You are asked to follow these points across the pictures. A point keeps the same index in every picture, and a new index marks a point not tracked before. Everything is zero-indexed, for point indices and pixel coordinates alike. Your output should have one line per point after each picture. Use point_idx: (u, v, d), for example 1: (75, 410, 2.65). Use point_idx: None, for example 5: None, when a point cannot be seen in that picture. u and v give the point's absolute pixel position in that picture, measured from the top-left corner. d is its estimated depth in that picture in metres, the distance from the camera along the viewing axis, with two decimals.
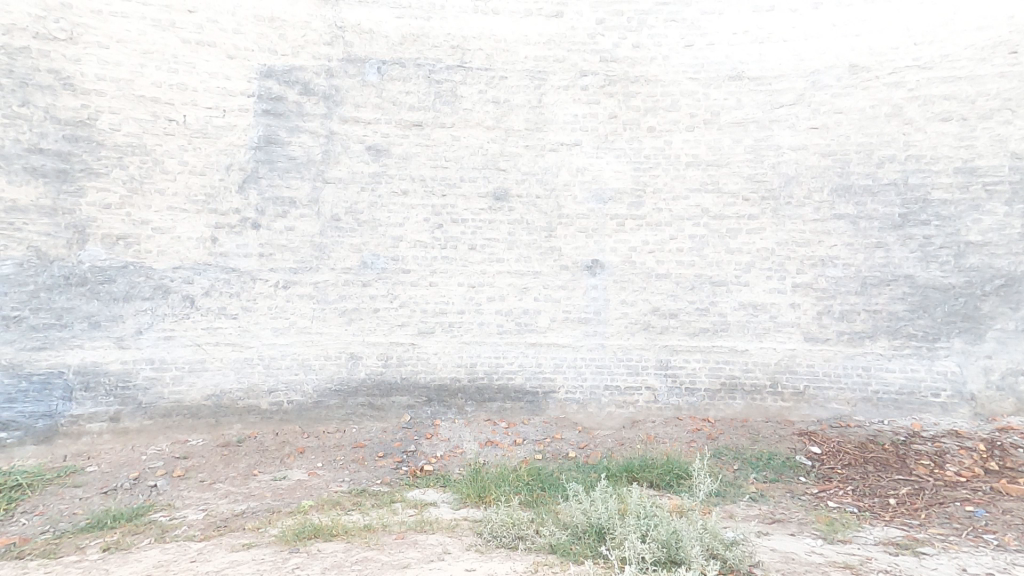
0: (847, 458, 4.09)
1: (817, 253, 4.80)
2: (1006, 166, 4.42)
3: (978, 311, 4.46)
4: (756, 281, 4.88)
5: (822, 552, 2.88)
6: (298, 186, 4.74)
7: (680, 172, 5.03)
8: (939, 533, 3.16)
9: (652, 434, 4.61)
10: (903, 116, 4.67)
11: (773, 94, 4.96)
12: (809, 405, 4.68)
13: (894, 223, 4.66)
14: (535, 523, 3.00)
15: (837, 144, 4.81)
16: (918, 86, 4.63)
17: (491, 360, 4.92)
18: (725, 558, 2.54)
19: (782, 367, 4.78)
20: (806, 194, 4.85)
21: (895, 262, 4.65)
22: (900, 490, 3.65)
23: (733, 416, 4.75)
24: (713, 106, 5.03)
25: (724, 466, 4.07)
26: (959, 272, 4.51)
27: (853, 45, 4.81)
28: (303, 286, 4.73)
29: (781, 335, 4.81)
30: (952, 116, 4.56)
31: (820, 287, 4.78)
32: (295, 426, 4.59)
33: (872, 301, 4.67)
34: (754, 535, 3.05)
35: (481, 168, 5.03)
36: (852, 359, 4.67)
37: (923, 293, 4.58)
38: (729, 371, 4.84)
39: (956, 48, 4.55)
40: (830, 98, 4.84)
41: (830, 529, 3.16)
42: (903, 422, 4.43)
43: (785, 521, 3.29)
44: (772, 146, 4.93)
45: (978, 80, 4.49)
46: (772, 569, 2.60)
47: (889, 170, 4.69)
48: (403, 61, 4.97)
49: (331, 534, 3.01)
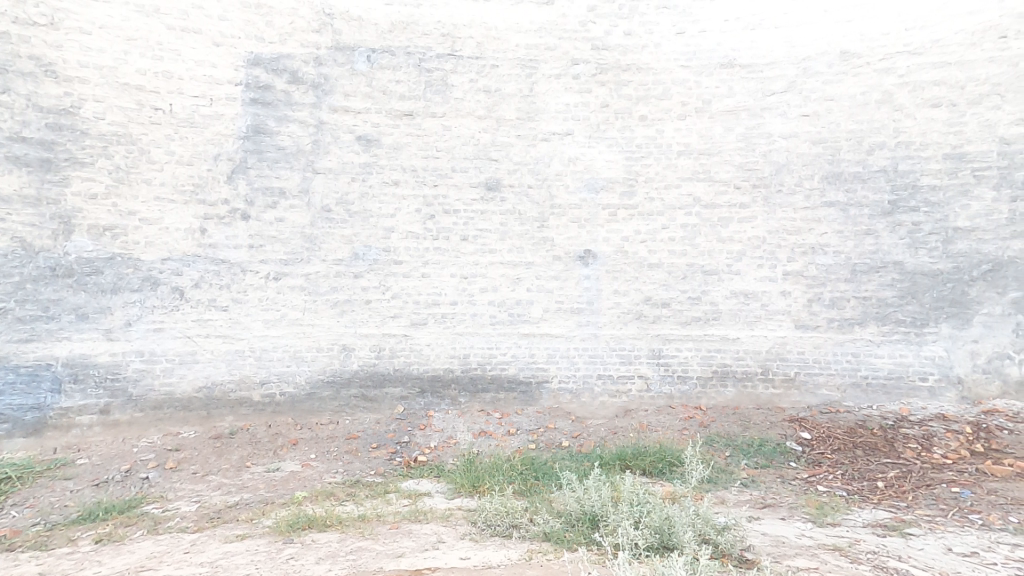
0: (837, 442, 4.15)
1: (808, 241, 4.82)
2: (993, 152, 4.46)
3: (965, 296, 4.51)
4: (747, 269, 4.90)
5: (812, 534, 2.92)
6: (287, 177, 4.69)
7: (672, 161, 5.03)
8: (926, 514, 3.21)
9: (645, 422, 4.64)
10: (894, 103, 4.68)
11: (765, 81, 4.96)
12: (800, 392, 4.73)
13: (884, 210, 4.69)
14: (529, 511, 3.02)
15: (827, 133, 4.82)
16: (908, 72, 4.65)
17: (484, 351, 4.93)
18: (716, 542, 2.58)
19: (772, 355, 4.82)
20: (797, 182, 4.87)
21: (884, 248, 4.69)
22: (888, 474, 3.71)
23: (725, 404, 4.80)
24: (705, 95, 5.03)
25: (716, 453, 4.11)
26: (947, 258, 4.56)
27: (845, 32, 4.81)
28: (294, 278, 4.70)
29: (771, 323, 4.85)
30: (941, 102, 4.58)
31: (810, 275, 4.81)
32: (287, 418, 4.57)
33: (862, 288, 4.72)
34: (746, 520, 3.09)
35: (473, 158, 5.00)
36: (843, 346, 4.72)
37: (911, 279, 4.63)
38: (720, 359, 4.88)
39: (947, 33, 4.56)
40: (820, 85, 4.85)
41: (820, 512, 3.21)
42: (891, 407, 4.50)
43: (776, 505, 3.33)
44: (763, 135, 4.94)
45: (968, 66, 4.51)
46: (763, 552, 2.63)
47: (879, 157, 4.71)
48: (392, 49, 4.91)
49: (325, 525, 3.02)
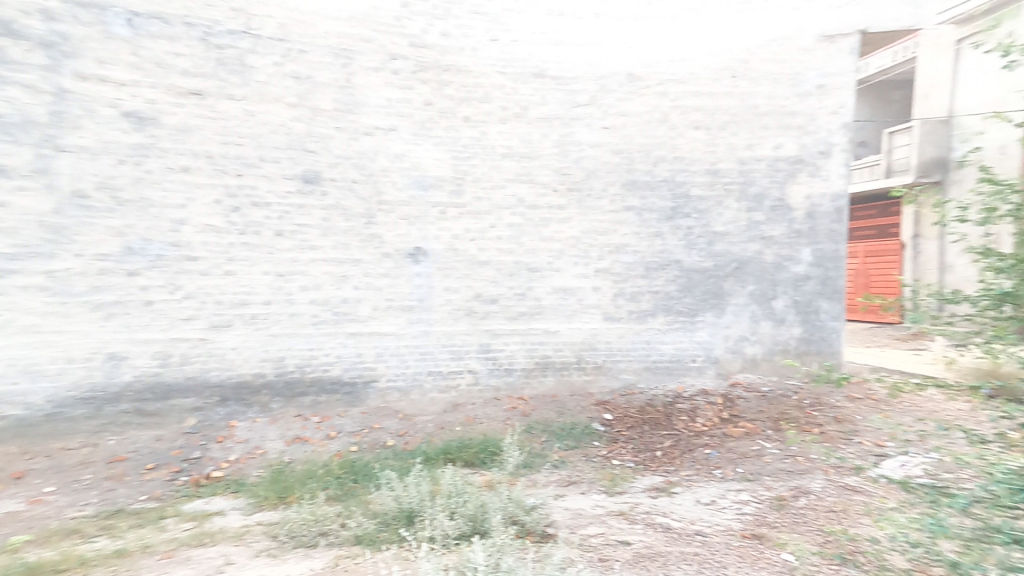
0: (631, 421, 4.71)
1: (614, 241, 5.38)
2: (735, 170, 5.47)
3: (722, 290, 5.45)
4: (566, 266, 5.31)
5: (603, 503, 3.28)
6: (12, 152, 3.84)
7: (496, 162, 5.23)
8: (688, 474, 3.81)
9: (472, 415, 4.79)
10: (669, 123, 5.45)
11: (571, 94, 5.39)
12: (606, 377, 5.28)
13: (667, 215, 5.43)
14: (341, 516, 2.92)
15: (622, 145, 5.42)
16: (677, 98, 5.45)
17: (305, 352, 4.64)
18: (523, 522, 2.77)
19: (585, 345, 5.29)
20: (603, 188, 5.40)
21: (669, 249, 5.43)
22: (665, 443, 4.31)
23: (545, 392, 5.15)
24: (522, 101, 5.31)
25: (533, 439, 4.40)
26: (711, 257, 5.45)
27: (628, 57, 5.43)
28: (28, 277, 3.86)
29: (586, 315, 5.32)
30: (700, 126, 5.46)
31: (615, 272, 5.38)
32: (11, 446, 3.75)
33: (653, 283, 5.41)
34: (551, 499, 3.36)
35: (286, 147, 4.65)
36: (638, 334, 5.37)
37: (688, 275, 5.43)
38: (541, 351, 5.21)
39: (700, 69, 5.46)
40: (615, 102, 5.43)
41: (612, 483, 3.62)
42: (671, 386, 5.31)
43: (578, 481, 3.67)
44: (574, 143, 5.38)
45: (717, 98, 5.48)
46: (562, 525, 2.88)
47: (662, 169, 5.44)
48: (164, 15, 4.27)
49: (60, 568, 2.53)
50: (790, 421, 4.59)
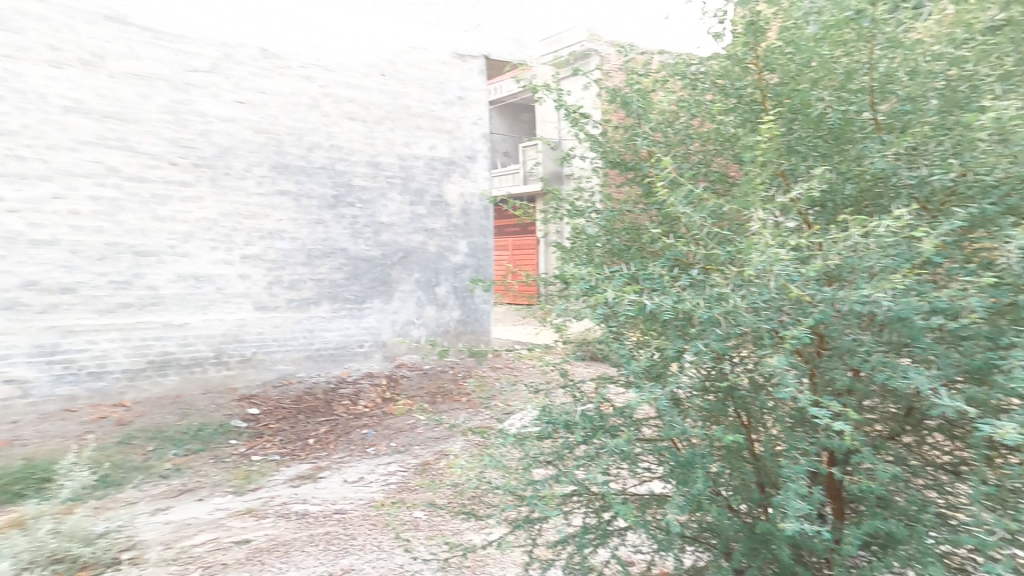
0: (281, 411, 5.40)
1: (265, 226, 5.87)
2: (395, 164, 6.73)
3: (391, 277, 6.69)
4: (198, 252, 5.47)
5: (224, 506, 3.82)
6: None
7: (91, 124, 4.94)
8: (338, 456, 4.71)
9: (13, 437, 4.36)
10: (321, 109, 6.24)
11: (182, 55, 5.42)
12: (255, 370, 5.79)
13: (329, 203, 6.27)
14: None
15: (266, 123, 5.91)
16: (326, 85, 6.28)
17: None
18: (77, 554, 2.89)
19: (228, 339, 5.64)
20: (246, 167, 5.76)
21: (332, 236, 6.30)
22: (320, 429, 5.17)
23: (162, 395, 5.23)
24: (94, 49, 4.97)
25: (133, 450, 4.41)
26: (379, 247, 6.61)
27: (261, 31, 5.91)
28: None
29: (230, 306, 5.66)
30: (355, 117, 6.46)
31: (270, 259, 5.91)
32: None
33: (315, 270, 6.19)
34: (155, 514, 3.66)
35: None
36: (299, 323, 6.09)
37: (353, 264, 6.44)
38: (157, 349, 5.23)
39: (350, 62, 6.43)
40: (245, 74, 5.79)
41: (246, 482, 4.17)
42: (335, 371, 6.29)
43: (194, 489, 4.04)
44: (194, 112, 5.48)
45: (368, 92, 6.55)
46: (154, 543, 3.28)
47: (318, 155, 6.22)
48: None
49: None
50: (443, 393, 5.97)
